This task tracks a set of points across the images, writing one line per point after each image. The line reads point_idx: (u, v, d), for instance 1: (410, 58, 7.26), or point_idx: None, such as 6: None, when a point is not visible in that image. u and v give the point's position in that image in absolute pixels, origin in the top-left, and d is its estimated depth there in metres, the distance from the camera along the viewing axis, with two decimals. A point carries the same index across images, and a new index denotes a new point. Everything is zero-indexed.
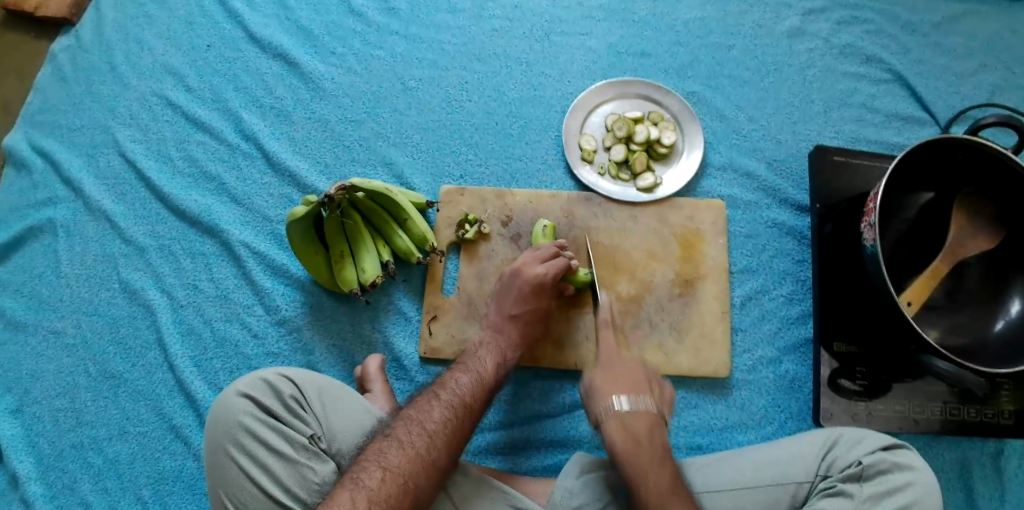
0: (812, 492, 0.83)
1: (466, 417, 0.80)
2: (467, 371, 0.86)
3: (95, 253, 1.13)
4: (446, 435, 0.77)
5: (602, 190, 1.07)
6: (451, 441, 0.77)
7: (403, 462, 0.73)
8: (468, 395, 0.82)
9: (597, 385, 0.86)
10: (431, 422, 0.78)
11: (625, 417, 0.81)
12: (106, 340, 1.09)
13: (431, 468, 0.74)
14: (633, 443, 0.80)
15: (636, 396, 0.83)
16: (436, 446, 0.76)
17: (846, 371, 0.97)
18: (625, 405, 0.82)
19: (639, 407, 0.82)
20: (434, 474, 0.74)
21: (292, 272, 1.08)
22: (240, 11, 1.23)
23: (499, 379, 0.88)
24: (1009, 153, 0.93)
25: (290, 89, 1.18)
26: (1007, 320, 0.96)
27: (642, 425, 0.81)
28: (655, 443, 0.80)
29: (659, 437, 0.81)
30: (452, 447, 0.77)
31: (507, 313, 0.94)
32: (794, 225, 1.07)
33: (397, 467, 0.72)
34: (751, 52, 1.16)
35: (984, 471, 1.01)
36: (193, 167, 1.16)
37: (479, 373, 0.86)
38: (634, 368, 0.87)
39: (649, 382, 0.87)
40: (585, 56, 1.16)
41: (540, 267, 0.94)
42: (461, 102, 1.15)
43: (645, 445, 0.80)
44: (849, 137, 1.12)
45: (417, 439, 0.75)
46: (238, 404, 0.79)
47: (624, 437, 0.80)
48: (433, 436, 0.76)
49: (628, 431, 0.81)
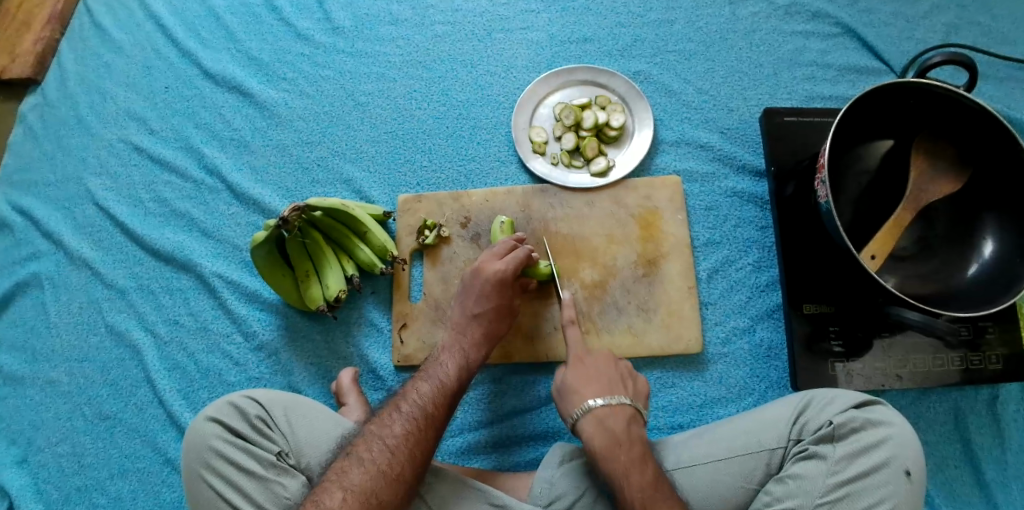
0: (786, 457, 0.82)
1: (431, 427, 0.81)
2: (428, 379, 0.86)
3: (80, 301, 1.17)
4: (408, 448, 0.78)
5: (556, 179, 1.07)
6: (414, 454, 0.78)
7: (365, 479, 0.75)
8: (430, 405, 0.83)
9: (570, 385, 0.87)
10: (393, 437, 0.79)
11: (599, 414, 0.83)
12: (99, 384, 1.12)
13: (395, 483, 0.76)
14: (612, 441, 0.81)
15: (610, 395, 0.84)
16: (398, 459, 0.77)
17: (819, 333, 0.95)
18: (598, 402, 0.83)
19: (613, 404, 0.83)
20: (401, 487, 0.76)
21: (265, 297, 1.10)
22: (193, 49, 1.26)
23: (465, 383, 0.88)
24: (960, 91, 0.90)
25: (246, 119, 1.21)
26: (980, 263, 0.93)
27: (619, 421, 0.82)
28: (634, 441, 0.81)
29: (638, 435, 0.82)
30: (416, 459, 0.78)
31: (466, 312, 0.93)
32: (754, 191, 1.06)
33: (358, 486, 0.75)
34: (695, 24, 1.15)
35: (980, 419, 0.98)
36: (163, 206, 1.19)
37: (442, 381, 0.86)
38: (607, 365, 0.88)
39: (623, 379, 0.88)
40: (529, 50, 1.17)
41: (498, 263, 0.94)
42: (411, 111, 1.16)
43: (625, 442, 0.80)
44: (803, 97, 1.10)
45: (378, 455, 0.77)
46: (208, 428, 0.82)
47: (601, 434, 0.81)
48: (395, 451, 0.78)
49: (605, 429, 0.82)
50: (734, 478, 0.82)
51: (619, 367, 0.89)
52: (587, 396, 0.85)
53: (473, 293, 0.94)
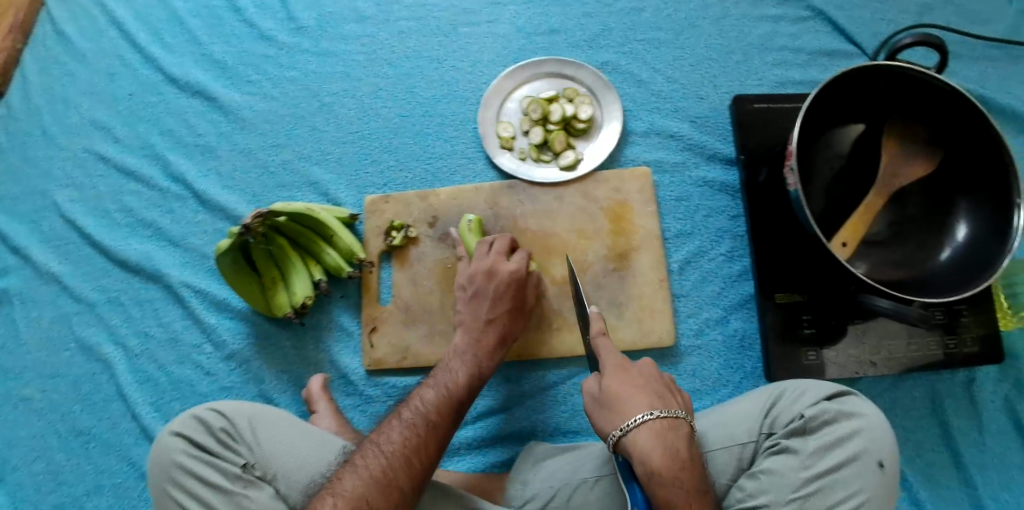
0: (758, 452, 0.81)
1: (432, 435, 0.80)
2: (434, 386, 0.86)
3: (50, 315, 1.15)
4: (405, 455, 0.77)
5: (524, 175, 1.05)
6: (410, 460, 0.77)
7: (357, 485, 0.73)
8: (432, 412, 0.82)
9: (613, 393, 0.77)
10: (392, 444, 0.77)
11: (658, 429, 0.73)
12: (72, 399, 1.11)
13: (389, 489, 0.73)
14: (676, 462, 0.71)
15: (666, 409, 0.75)
16: (394, 465, 0.75)
17: (792, 322, 0.94)
18: (657, 415, 0.74)
19: (672, 420, 0.74)
20: (395, 494, 0.74)
21: (234, 305, 1.09)
22: (155, 55, 1.24)
23: (473, 392, 0.88)
24: (928, 72, 0.89)
25: (212, 125, 1.19)
26: (953, 247, 0.92)
27: (679, 440, 0.73)
28: (692, 463, 0.73)
29: (694, 454, 0.74)
30: (412, 467, 0.76)
31: (468, 317, 0.93)
32: (725, 180, 1.04)
33: (349, 491, 0.72)
34: (663, 12, 1.14)
35: (958, 403, 0.97)
36: (130, 216, 1.17)
37: (448, 389, 0.86)
38: (652, 377, 0.79)
39: (668, 390, 0.79)
40: (495, 43, 1.15)
41: (509, 264, 0.95)
42: (377, 110, 1.14)
43: (687, 466, 0.72)
44: (773, 82, 1.09)
45: (373, 461, 0.76)
46: (172, 443, 0.80)
47: (664, 454, 0.71)
48: (391, 457, 0.76)
49: (667, 448, 0.72)
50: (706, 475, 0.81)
51: (660, 378, 0.80)
52: (637, 411, 0.74)
53: (479, 299, 0.93)
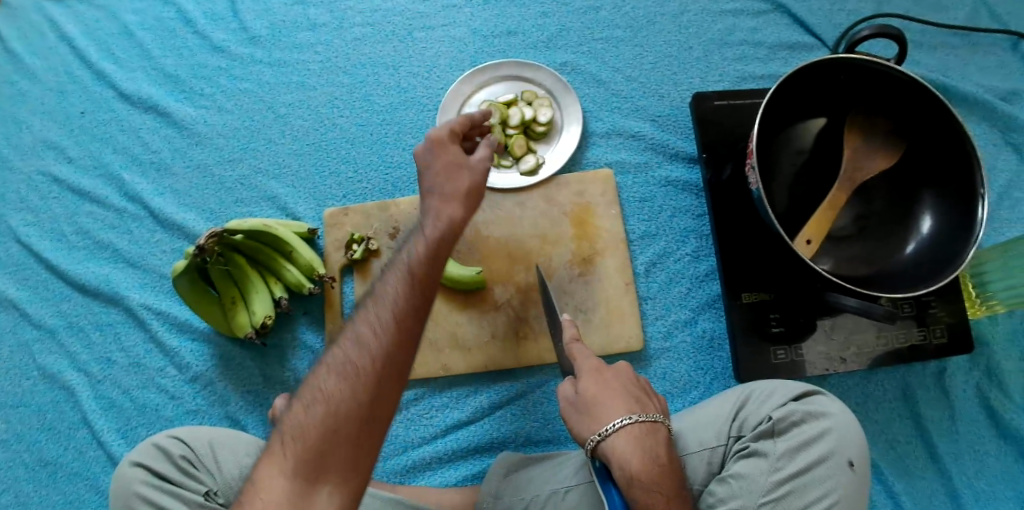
0: (728, 456, 0.79)
1: (387, 311, 0.66)
2: (393, 263, 0.70)
3: (9, 344, 1.12)
4: (363, 337, 0.65)
5: (485, 180, 1.02)
6: (370, 341, 0.64)
7: (317, 380, 0.64)
8: (387, 287, 0.67)
9: (590, 397, 0.75)
10: (353, 330, 0.66)
11: (637, 433, 0.71)
12: (35, 428, 1.09)
13: (349, 375, 0.63)
14: (655, 466, 0.70)
15: (645, 413, 0.73)
16: (350, 352, 0.64)
17: (760, 321, 0.93)
18: (637, 420, 0.72)
19: (651, 424, 0.73)
20: (360, 382, 0.63)
21: (196, 326, 1.07)
22: (106, 71, 1.21)
23: (434, 256, 0.70)
24: (888, 64, 0.87)
25: (167, 140, 1.16)
26: (918, 240, 0.91)
27: (656, 444, 0.72)
28: (672, 465, 0.72)
29: (673, 456, 0.73)
30: (369, 350, 0.64)
31: (430, 195, 0.74)
32: (688, 179, 1.03)
33: (311, 389, 0.64)
34: (620, 9, 1.11)
35: (929, 394, 0.97)
36: (86, 238, 1.14)
37: (405, 262, 0.69)
38: (629, 379, 0.77)
39: (645, 393, 0.77)
40: (451, 48, 1.12)
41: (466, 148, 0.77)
42: (333, 120, 1.12)
43: (666, 468, 0.71)
44: (734, 77, 1.07)
45: (331, 353, 0.65)
46: (133, 473, 0.80)
47: (644, 458, 0.70)
48: (346, 345, 0.65)
49: (645, 452, 0.71)
50: None
51: (637, 379, 0.79)
52: (616, 414, 0.73)
53: (435, 177, 0.75)
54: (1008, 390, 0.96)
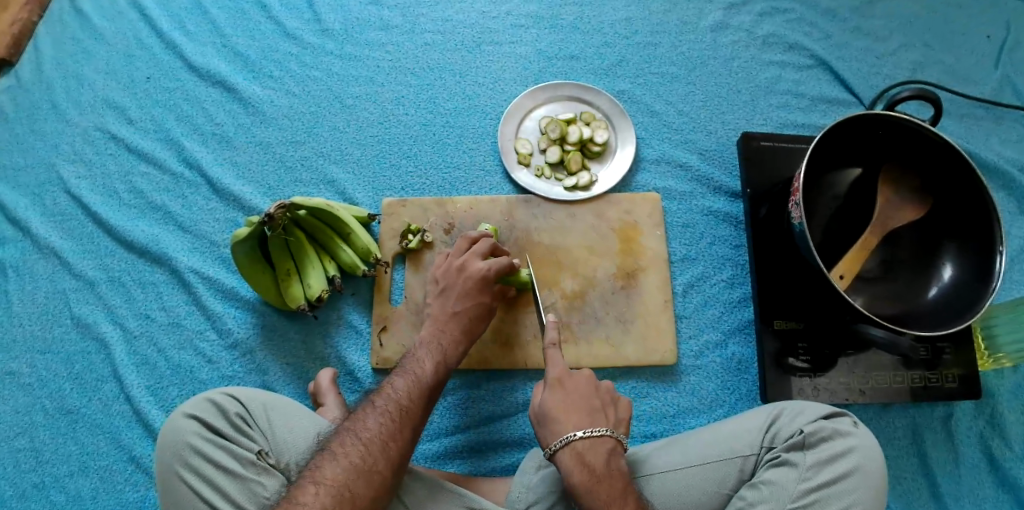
0: (758, 464, 0.84)
1: (404, 421, 0.80)
2: (403, 374, 0.85)
3: (45, 291, 1.11)
4: (382, 442, 0.77)
5: (540, 191, 1.09)
6: (387, 447, 0.77)
7: (338, 472, 0.73)
8: (404, 398, 0.82)
9: (550, 410, 0.83)
10: (367, 421, 0.79)
11: (579, 448, 0.80)
12: (62, 377, 1.07)
13: (368, 475, 0.74)
14: (593, 477, 0.78)
15: (592, 427, 0.81)
16: (371, 452, 0.75)
17: (789, 349, 0.99)
18: (580, 435, 0.80)
19: (595, 436, 0.81)
20: (369, 475, 0.74)
21: (242, 294, 1.08)
22: (178, 42, 1.24)
23: (441, 378, 0.87)
24: (924, 124, 0.96)
25: (231, 115, 1.19)
26: (939, 286, 0.98)
27: (598, 456, 0.80)
28: (614, 475, 0.79)
29: (618, 466, 0.80)
30: (384, 441, 0.77)
31: (452, 289, 0.95)
32: (730, 211, 1.10)
33: (330, 479, 0.72)
34: (677, 48, 1.20)
35: (936, 436, 1.03)
36: (138, 198, 1.15)
37: (417, 374, 0.85)
38: (587, 390, 0.85)
39: (603, 404, 0.85)
40: (516, 63, 1.19)
41: (480, 264, 0.96)
42: (398, 117, 1.17)
43: (605, 477, 0.78)
44: (777, 123, 1.15)
45: (351, 449, 0.75)
46: (187, 425, 0.81)
47: (581, 469, 0.78)
48: (368, 444, 0.76)
49: (585, 464, 0.79)
50: (708, 484, 0.84)
51: (599, 391, 0.86)
52: (568, 428, 0.81)
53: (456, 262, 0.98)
54: (1009, 440, 1.02)
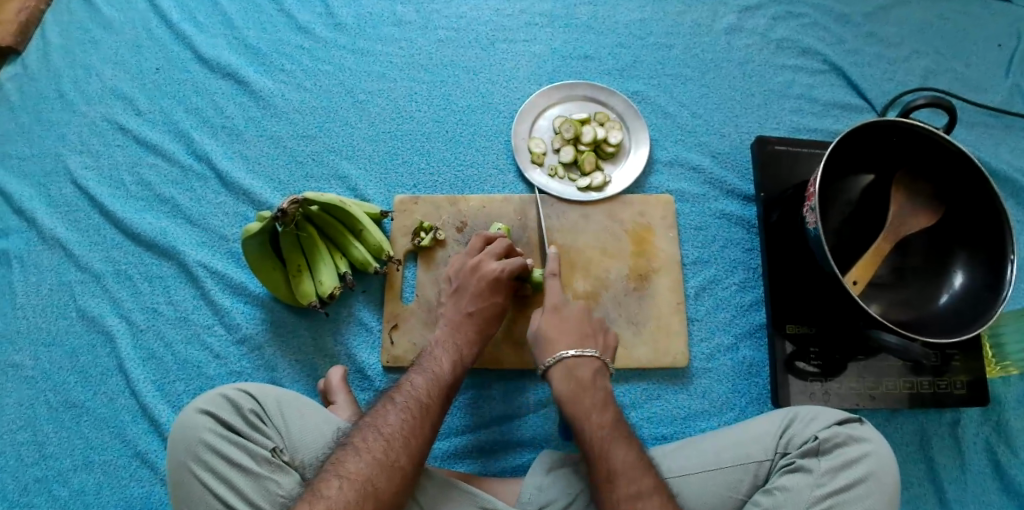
0: (772, 470, 0.85)
1: (424, 418, 0.82)
2: (422, 371, 0.88)
3: (50, 282, 1.09)
4: (403, 438, 0.79)
5: (554, 191, 1.09)
6: (409, 443, 0.79)
7: (361, 467, 0.75)
8: (424, 396, 0.84)
9: (544, 331, 0.92)
10: (387, 417, 0.81)
11: (570, 364, 0.88)
12: (66, 370, 1.05)
13: (390, 470, 0.76)
14: (579, 389, 0.86)
15: (581, 347, 0.90)
16: (393, 447, 0.78)
17: (800, 353, 0.99)
18: (569, 353, 0.89)
19: (582, 355, 0.89)
20: (391, 471, 0.76)
21: (251, 289, 1.07)
22: (188, 32, 1.23)
23: (459, 376, 0.89)
24: (938, 132, 0.96)
25: (241, 108, 1.18)
26: (951, 293, 0.99)
27: (586, 371, 0.88)
28: (597, 387, 0.87)
29: (603, 383, 0.88)
30: (405, 436, 0.80)
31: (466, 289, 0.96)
32: (742, 214, 1.10)
33: (354, 474, 0.75)
34: (691, 50, 1.20)
35: (942, 442, 1.03)
36: (146, 190, 1.14)
37: (435, 372, 0.88)
38: (579, 318, 0.93)
39: (594, 330, 0.93)
40: (530, 62, 1.19)
41: (494, 264, 0.96)
42: (411, 113, 1.16)
43: (588, 389, 0.86)
44: (790, 127, 1.16)
45: (373, 445, 0.78)
46: (199, 421, 0.80)
47: (566, 381, 0.87)
48: (390, 440, 0.79)
49: (572, 377, 0.87)
50: (722, 488, 0.84)
51: (590, 321, 0.94)
52: (559, 346, 0.90)
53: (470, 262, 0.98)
54: (1015, 447, 1.02)
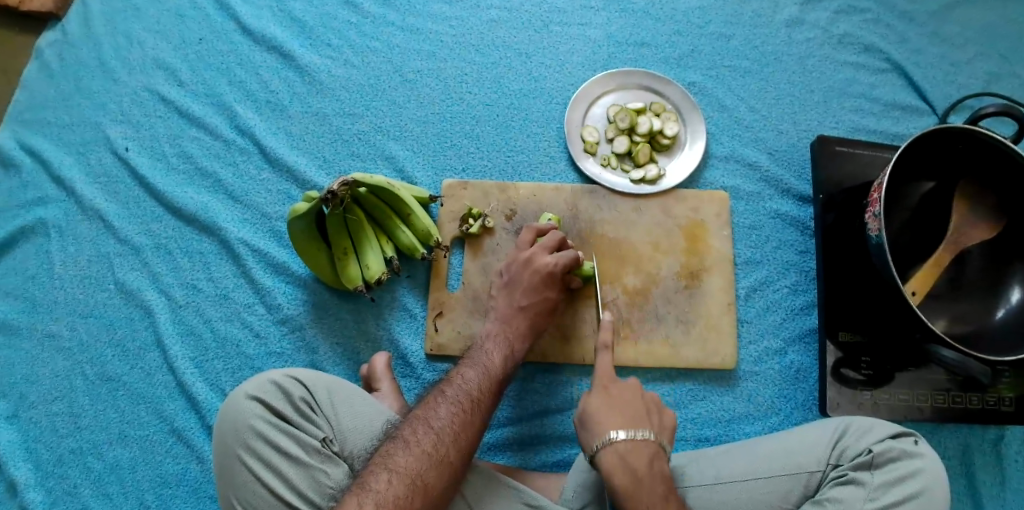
0: (823, 481, 0.84)
1: (474, 411, 0.81)
2: (472, 365, 0.86)
3: (88, 253, 1.08)
4: (453, 432, 0.78)
5: (605, 182, 1.06)
6: (459, 438, 0.78)
7: (411, 461, 0.74)
8: (475, 390, 0.83)
9: (589, 325, 0.90)
10: (437, 409, 0.80)
11: (622, 450, 0.76)
12: (103, 343, 1.04)
13: (441, 466, 0.75)
14: (618, 382, 0.83)
15: (626, 342, 0.87)
16: (443, 442, 0.77)
17: (850, 361, 0.98)
18: (614, 348, 0.86)
19: (638, 438, 0.77)
20: (439, 467, 0.75)
21: (293, 270, 1.05)
22: (232, 3, 1.20)
23: (508, 372, 0.88)
24: (1009, 143, 0.93)
25: (286, 82, 1.15)
26: (1008, 308, 0.96)
27: (641, 459, 0.76)
28: (657, 480, 0.75)
29: (646, 381, 0.84)
30: (455, 431, 0.78)
31: (518, 281, 0.94)
32: (797, 216, 1.07)
33: (404, 468, 0.73)
34: (751, 42, 1.17)
35: (985, 457, 1.01)
36: (187, 163, 1.12)
37: (486, 366, 0.87)
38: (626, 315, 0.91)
39: None
40: (585, 47, 1.16)
41: (548, 258, 0.94)
42: (460, 95, 1.13)
43: (646, 480, 0.74)
44: (849, 128, 1.13)
45: (424, 438, 0.77)
46: (248, 407, 0.78)
47: (624, 476, 0.74)
48: (440, 433, 0.77)
49: (625, 465, 0.75)
50: (771, 498, 0.84)
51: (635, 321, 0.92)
52: (604, 338, 0.87)
53: (522, 254, 0.96)
54: None
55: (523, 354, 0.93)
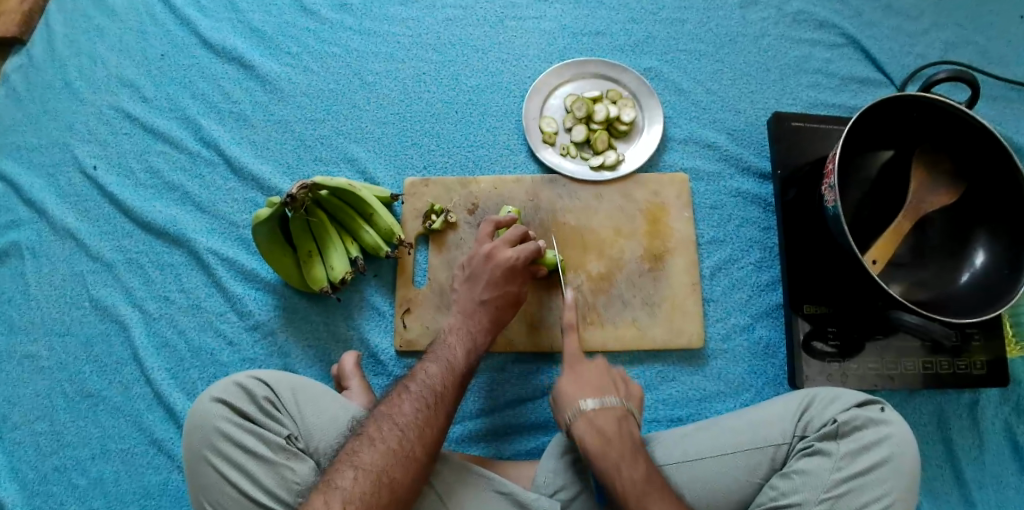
0: (790, 454, 0.84)
1: (439, 406, 0.82)
2: (436, 359, 0.87)
3: (62, 272, 1.10)
4: (418, 427, 0.79)
5: (565, 171, 1.07)
6: (423, 432, 0.79)
7: (376, 458, 0.75)
8: (438, 384, 0.84)
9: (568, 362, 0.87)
10: (400, 407, 0.80)
11: (591, 415, 0.80)
12: (81, 359, 1.05)
13: (406, 461, 0.76)
14: (603, 440, 0.78)
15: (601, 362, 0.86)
16: (408, 437, 0.77)
17: (818, 333, 0.98)
18: (591, 404, 0.81)
19: (605, 406, 0.81)
20: (404, 463, 0.75)
21: (263, 276, 1.06)
22: (192, 18, 1.21)
23: (472, 365, 0.89)
24: (961, 107, 0.93)
25: (247, 92, 1.17)
26: (971, 272, 0.96)
27: (610, 421, 0.80)
28: (625, 438, 0.79)
29: (629, 430, 0.80)
30: (419, 427, 0.79)
31: (480, 272, 0.95)
32: (758, 193, 1.08)
33: (368, 464, 0.74)
34: (705, 25, 1.18)
35: (961, 422, 1.01)
36: (155, 178, 1.14)
37: (448, 360, 0.87)
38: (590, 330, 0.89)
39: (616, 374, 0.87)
40: (541, 40, 1.17)
41: (510, 248, 0.95)
42: (419, 94, 1.15)
43: (615, 439, 0.78)
44: (807, 103, 1.13)
45: (387, 434, 0.77)
46: (214, 410, 0.79)
47: (590, 430, 0.79)
48: (404, 429, 0.78)
49: (597, 430, 0.79)
50: (740, 472, 0.84)
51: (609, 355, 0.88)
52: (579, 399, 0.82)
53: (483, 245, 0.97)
54: None
55: (488, 346, 0.93)
